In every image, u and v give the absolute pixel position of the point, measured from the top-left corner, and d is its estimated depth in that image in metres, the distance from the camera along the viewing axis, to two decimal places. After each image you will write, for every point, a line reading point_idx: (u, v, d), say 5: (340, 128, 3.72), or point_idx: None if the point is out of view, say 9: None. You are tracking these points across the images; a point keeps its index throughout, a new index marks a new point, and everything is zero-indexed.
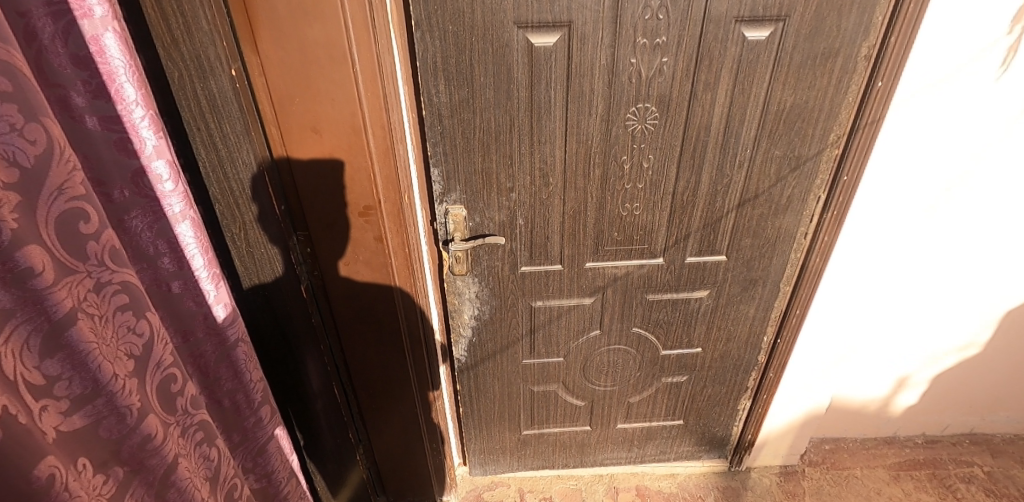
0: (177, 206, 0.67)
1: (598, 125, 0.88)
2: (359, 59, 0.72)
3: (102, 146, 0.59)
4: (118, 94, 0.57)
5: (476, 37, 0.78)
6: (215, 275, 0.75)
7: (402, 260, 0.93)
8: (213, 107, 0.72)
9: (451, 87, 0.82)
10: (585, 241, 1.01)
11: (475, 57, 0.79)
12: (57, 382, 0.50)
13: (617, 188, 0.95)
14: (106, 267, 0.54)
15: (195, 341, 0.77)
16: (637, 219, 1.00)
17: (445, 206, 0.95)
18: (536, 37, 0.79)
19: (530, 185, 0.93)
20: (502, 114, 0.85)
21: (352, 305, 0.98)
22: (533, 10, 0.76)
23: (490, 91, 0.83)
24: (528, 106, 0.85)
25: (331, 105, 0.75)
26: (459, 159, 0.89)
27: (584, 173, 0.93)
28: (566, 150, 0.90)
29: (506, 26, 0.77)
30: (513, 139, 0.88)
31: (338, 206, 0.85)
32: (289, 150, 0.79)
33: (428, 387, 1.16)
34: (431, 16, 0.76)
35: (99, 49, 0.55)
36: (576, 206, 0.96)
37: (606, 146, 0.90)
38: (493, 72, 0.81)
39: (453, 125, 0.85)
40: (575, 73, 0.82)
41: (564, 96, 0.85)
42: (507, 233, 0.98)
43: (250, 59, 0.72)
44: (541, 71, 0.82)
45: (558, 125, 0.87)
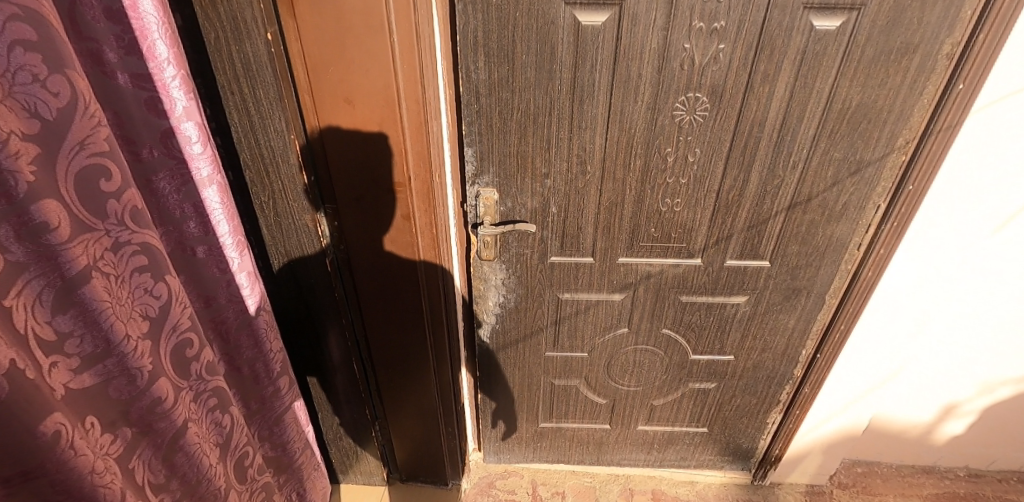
0: (205, 170, 0.66)
1: (644, 113, 0.83)
2: (398, 29, 0.69)
3: (132, 104, 0.58)
4: (150, 51, 0.56)
5: (520, 12, 0.73)
6: (241, 243, 0.74)
7: (428, 239, 0.91)
8: (247, 71, 0.71)
9: (491, 63, 0.78)
10: (619, 235, 0.96)
11: (517, 33, 0.75)
12: (68, 340, 0.50)
13: (658, 182, 0.90)
14: (125, 227, 0.54)
15: (217, 307, 0.76)
16: (677, 216, 0.94)
17: (477, 189, 0.91)
18: (584, 15, 0.74)
19: (566, 172, 0.88)
20: (542, 95, 0.81)
21: (377, 283, 0.97)
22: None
23: (531, 71, 0.78)
24: (570, 88, 0.80)
25: (366, 76, 0.73)
26: (493, 140, 0.85)
27: (625, 163, 0.87)
28: (607, 137, 0.85)
29: (553, 1, 0.73)
30: (552, 122, 0.83)
31: (368, 182, 0.83)
32: (322, 120, 0.77)
33: (446, 372, 1.14)
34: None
35: (132, 4, 0.53)
36: (613, 197, 0.91)
37: (650, 136, 0.85)
38: (536, 50, 0.76)
39: (490, 103, 0.81)
40: (623, 55, 0.77)
41: (609, 80, 0.80)
42: (538, 221, 0.94)
43: (286, 23, 0.68)
44: (586, 52, 0.77)
45: (601, 110, 0.82)
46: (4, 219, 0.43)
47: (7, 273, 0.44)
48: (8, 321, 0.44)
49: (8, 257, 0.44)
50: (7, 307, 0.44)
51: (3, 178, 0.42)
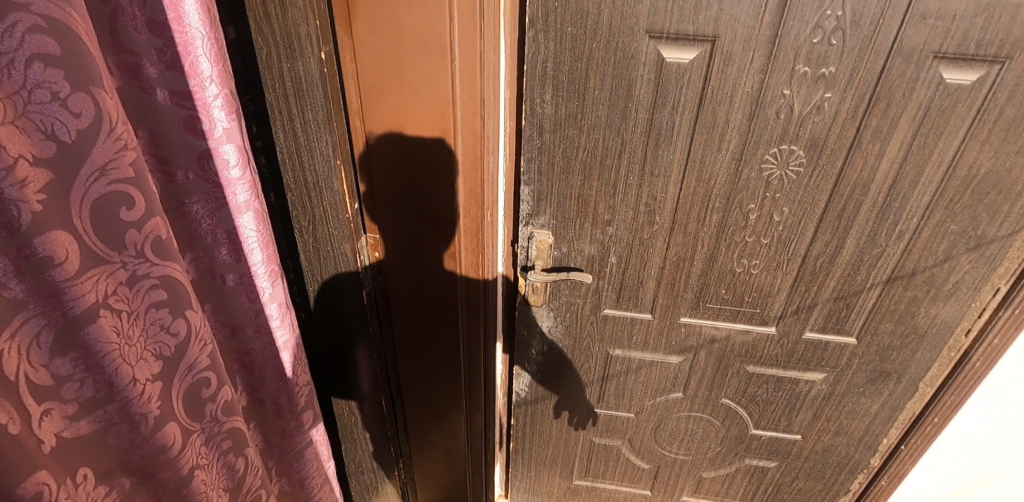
0: (242, 196, 0.60)
1: (727, 164, 0.72)
2: (459, 55, 0.63)
3: (170, 123, 0.53)
4: (193, 67, 0.51)
5: (598, 44, 0.65)
6: (275, 272, 0.68)
7: (473, 273, 0.84)
8: (297, 90, 0.65)
9: (559, 97, 0.70)
10: (684, 294, 0.85)
11: (592, 66, 0.67)
12: (66, 384, 0.44)
13: (736, 240, 0.79)
14: (144, 259, 0.48)
15: (243, 337, 0.71)
16: (754, 279, 0.82)
17: (530, 230, 0.82)
18: (669, 50, 0.65)
19: (631, 221, 0.78)
20: (613, 135, 0.72)
21: (413, 313, 0.90)
22: (671, 19, 0.63)
23: (604, 108, 0.70)
24: (645, 130, 0.71)
25: (419, 104, 0.68)
26: (553, 179, 0.77)
27: (699, 217, 0.77)
28: (682, 187, 0.75)
29: (635, 34, 0.64)
30: (621, 166, 0.74)
31: (410, 214, 0.78)
32: (371, 136, 0.72)
33: (479, 416, 1.06)
34: (549, 13, 0.64)
35: (177, 16, 0.48)
36: (681, 252, 0.80)
37: (732, 189, 0.74)
38: (611, 86, 0.68)
39: (554, 140, 0.73)
40: (710, 98, 0.67)
41: (691, 125, 0.70)
42: (594, 270, 0.85)
43: (343, 43, 0.65)
44: (668, 92, 0.68)
45: (678, 156, 0.72)
46: (2, 251, 0.38)
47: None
48: None
49: (4, 294, 0.39)
50: None
51: (5, 207, 0.37)
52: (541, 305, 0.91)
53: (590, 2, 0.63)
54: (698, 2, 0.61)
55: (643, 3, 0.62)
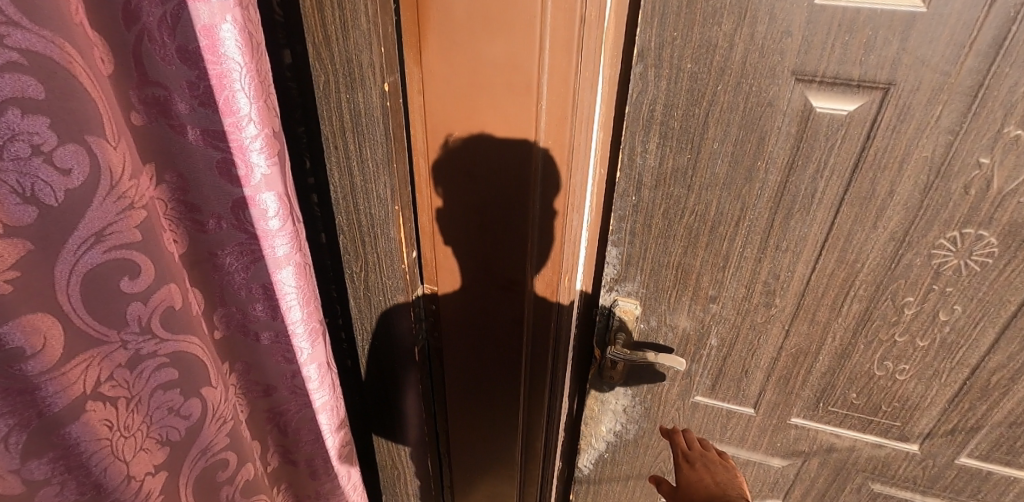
0: (282, 249, 0.51)
1: (882, 246, 0.55)
2: (548, 94, 0.51)
3: (202, 166, 0.45)
4: (228, 104, 0.42)
5: (725, 86, 0.51)
6: (317, 331, 0.59)
7: (540, 342, 0.71)
8: (356, 124, 0.56)
9: (666, 147, 0.56)
10: (798, 393, 0.68)
11: (714, 112, 0.53)
12: (43, 489, 0.37)
13: (881, 338, 0.61)
14: (150, 336, 0.40)
15: (277, 398, 0.63)
16: (898, 386, 0.64)
17: (614, 296, 0.69)
18: (822, 100, 0.49)
19: (739, 300, 0.63)
20: (730, 198, 0.57)
21: (468, 376, 0.78)
22: (831, 58, 0.47)
23: (723, 164, 0.55)
24: (775, 196, 0.55)
25: (495, 148, 0.56)
26: (647, 243, 0.63)
27: (834, 305, 0.60)
28: (816, 267, 0.58)
29: (777, 76, 0.49)
30: (736, 236, 0.59)
31: (480, 275, 0.66)
32: (454, 139, 0.57)
33: (532, 490, 0.92)
34: (664, 45, 0.51)
35: (211, 45, 0.40)
36: (801, 342, 0.64)
37: (886, 277, 0.57)
38: (736, 138, 0.53)
39: (654, 198, 0.60)
40: (871, 162, 0.51)
41: (841, 193, 0.53)
42: (687, 351, 0.70)
43: (410, 71, 0.54)
44: (814, 150, 0.52)
45: (816, 230, 0.56)
46: None
47: None
48: None
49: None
50: None
51: None
52: (618, 382, 0.77)
53: (721, 33, 0.49)
54: (872, 37, 0.45)
55: (793, 37, 0.47)
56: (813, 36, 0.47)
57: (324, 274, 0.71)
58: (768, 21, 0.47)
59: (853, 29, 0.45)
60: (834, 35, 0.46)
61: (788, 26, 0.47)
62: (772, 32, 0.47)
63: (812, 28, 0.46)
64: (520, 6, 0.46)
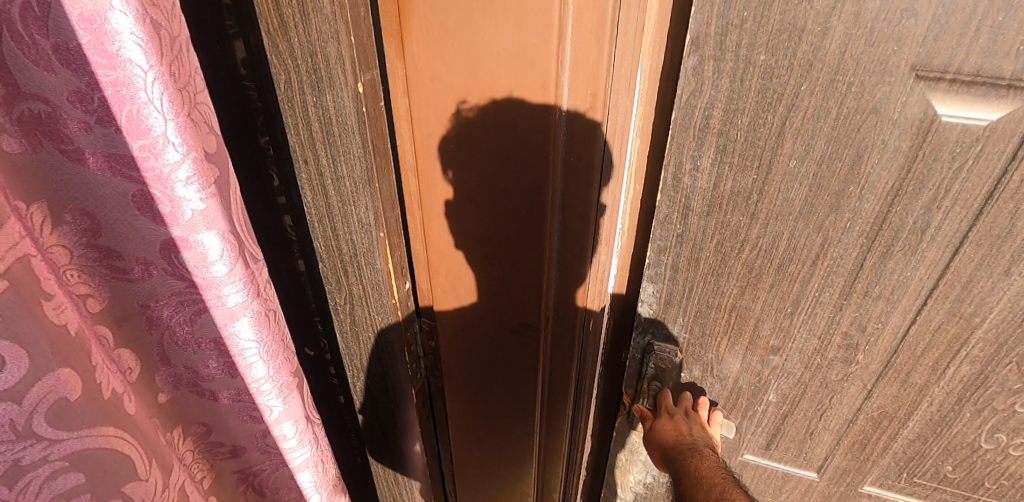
0: (233, 299, 0.40)
1: (1015, 296, 0.51)
2: (569, 98, 0.41)
3: (115, 201, 0.35)
4: (134, 123, 0.31)
5: (812, 85, 0.43)
6: (290, 384, 0.48)
7: (559, 396, 0.64)
8: (328, 135, 0.45)
9: (724, 163, 0.50)
10: (877, 460, 0.73)
11: (793, 121, 0.46)
12: None
13: (997, 407, 0.61)
14: (33, 440, 0.30)
15: (248, 458, 0.53)
16: (1009, 462, 0.65)
17: (648, 341, 0.68)
18: (950, 106, 0.42)
19: (808, 354, 0.63)
20: (808, 230, 0.52)
21: (476, 425, 0.72)
22: (975, 45, 0.38)
23: (801, 188, 0.50)
24: (871, 224, 0.50)
25: (502, 168, 0.46)
26: (695, 283, 0.61)
27: (935, 367, 0.59)
28: (915, 320, 0.56)
29: (890, 73, 0.41)
30: (813, 272, 0.55)
31: (492, 313, 0.58)
32: (469, 108, 0.43)
33: None
34: (729, 30, 0.42)
35: (97, 41, 0.28)
36: (888, 408, 0.66)
37: (1011, 338, 0.54)
38: (833, 156, 0.47)
39: (704, 225, 0.55)
40: (1014, 191, 0.45)
41: (968, 227, 0.48)
42: (741, 405, 0.72)
43: (393, 66, 0.43)
44: (929, 175, 0.46)
45: (926, 276, 0.53)
46: None
47: None
48: None
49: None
50: None
51: None
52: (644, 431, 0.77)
53: (813, 11, 0.40)
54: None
55: (920, 17, 0.38)
56: (950, 14, 0.37)
57: (306, 307, 0.61)
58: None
59: (1012, 7, 0.36)
60: (983, 11, 0.37)
61: (913, 1, 0.38)
62: (886, 12, 0.38)
63: (949, 10, 0.37)
64: None
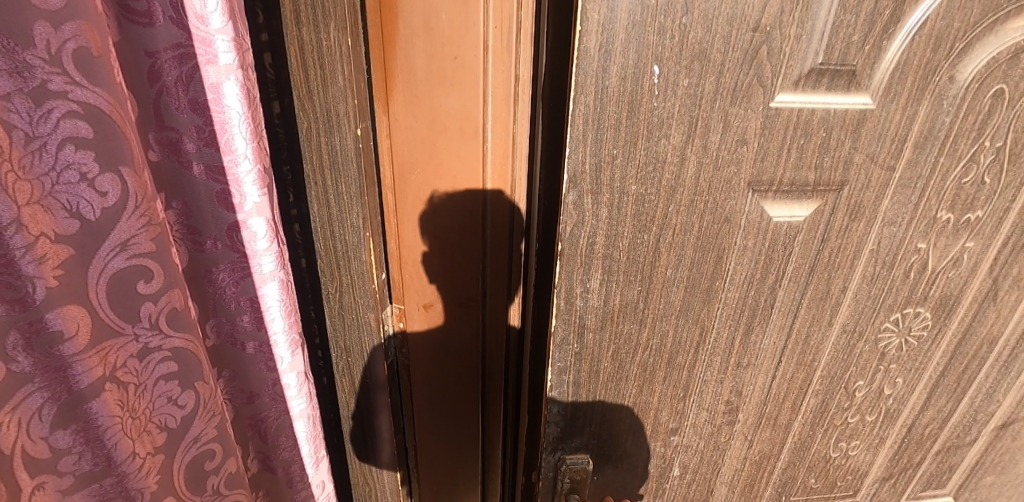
0: (268, 266, 0.59)
1: (837, 338, 0.73)
2: (492, 137, 0.69)
3: (204, 194, 0.55)
4: (227, 145, 0.52)
5: (676, 205, 0.60)
6: (297, 341, 0.66)
7: (495, 344, 0.88)
8: (333, 164, 0.66)
9: (611, 282, 0.65)
10: (761, 493, 0.88)
11: (664, 237, 0.62)
12: (64, 456, 0.46)
13: (837, 423, 0.81)
14: (157, 331, 0.48)
15: (259, 404, 0.70)
16: (850, 461, 0.86)
17: (560, 456, 0.79)
18: (775, 208, 0.62)
19: (700, 427, 0.79)
20: (687, 324, 0.69)
21: (441, 380, 0.94)
22: (789, 161, 0.59)
23: (678, 291, 0.66)
24: (735, 309, 0.68)
25: (451, 182, 0.73)
26: (596, 391, 0.73)
27: (794, 407, 0.78)
28: (775, 377, 0.75)
29: (734, 189, 0.60)
30: (697, 358, 0.72)
31: (445, 288, 0.82)
32: (438, 193, 0.74)
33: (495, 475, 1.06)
34: (602, 167, 0.57)
35: (216, 97, 0.50)
36: (765, 448, 0.82)
37: (843, 371, 0.75)
38: (696, 259, 0.64)
39: (600, 337, 0.68)
40: (825, 263, 0.66)
41: (800, 296, 0.68)
42: (652, 486, 0.85)
43: (379, 119, 0.69)
44: (771, 263, 0.66)
45: (776, 339, 0.72)
46: (16, 326, 0.40)
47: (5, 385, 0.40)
48: None
49: (11, 367, 0.40)
50: None
51: (19, 282, 0.39)
52: None
53: (670, 145, 0.57)
54: (825, 140, 0.58)
55: (749, 146, 0.58)
56: (769, 142, 0.58)
57: (303, 298, 0.79)
58: (721, 132, 0.57)
59: (808, 133, 0.57)
60: (791, 138, 0.58)
61: (742, 136, 0.57)
62: (726, 143, 0.57)
63: (766, 138, 0.57)
64: (468, 70, 0.65)
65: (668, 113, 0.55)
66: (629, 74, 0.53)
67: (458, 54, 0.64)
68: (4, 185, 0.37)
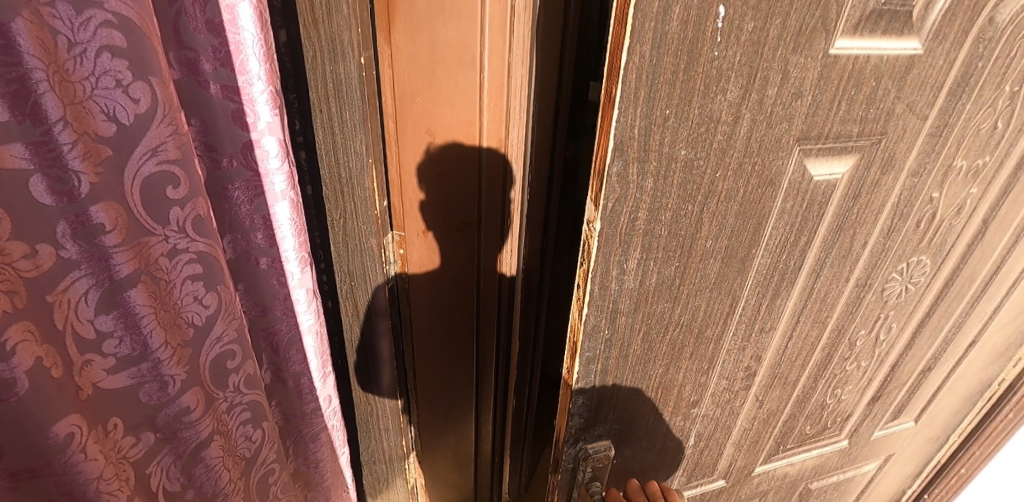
0: (279, 186, 0.64)
1: (850, 293, 0.71)
2: (488, 68, 0.72)
3: (220, 113, 0.59)
4: (242, 66, 0.56)
5: (723, 171, 0.53)
6: (305, 260, 0.73)
7: (488, 270, 0.92)
8: (338, 91, 0.69)
9: (649, 260, 0.57)
10: (763, 447, 0.90)
11: (708, 206, 0.55)
12: (107, 339, 0.52)
13: (833, 373, 0.82)
14: (184, 234, 0.53)
15: (272, 318, 0.75)
16: (843, 407, 0.89)
17: (581, 446, 0.72)
18: (816, 166, 0.56)
19: (721, 393, 0.77)
20: (719, 295, 0.64)
21: (440, 305, 0.98)
22: (838, 114, 0.53)
23: (714, 262, 0.60)
24: (766, 274, 0.64)
25: (448, 112, 0.76)
26: (625, 374, 0.66)
27: (804, 364, 0.78)
28: (792, 336, 0.73)
29: (782, 144, 0.53)
30: (725, 330, 0.68)
31: (441, 215, 0.87)
32: (434, 133, 0.79)
33: (489, 401, 1.11)
34: (651, 131, 0.48)
35: (231, 18, 0.53)
36: (774, 406, 0.83)
37: (840, 320, 0.75)
38: (736, 226, 0.58)
39: (632, 319, 0.61)
40: (853, 220, 0.63)
41: (823, 256, 0.65)
42: (669, 456, 0.81)
43: (381, 48, 0.73)
44: (806, 224, 0.61)
45: (798, 298, 0.69)
46: (63, 216, 0.45)
47: (56, 268, 0.46)
48: (47, 317, 0.47)
49: (60, 253, 0.46)
50: (49, 301, 0.46)
51: (65, 176, 0.44)
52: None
53: (726, 101, 0.49)
54: (874, 90, 0.53)
55: (803, 99, 0.51)
56: (823, 93, 0.51)
57: (309, 224, 0.84)
58: (779, 83, 0.49)
59: (859, 82, 0.51)
60: (842, 90, 0.51)
61: (799, 88, 0.50)
62: (782, 96, 0.50)
63: (821, 90, 0.51)
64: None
65: (726, 64, 0.46)
66: (692, 17, 0.43)
67: None
68: (51, 86, 0.41)
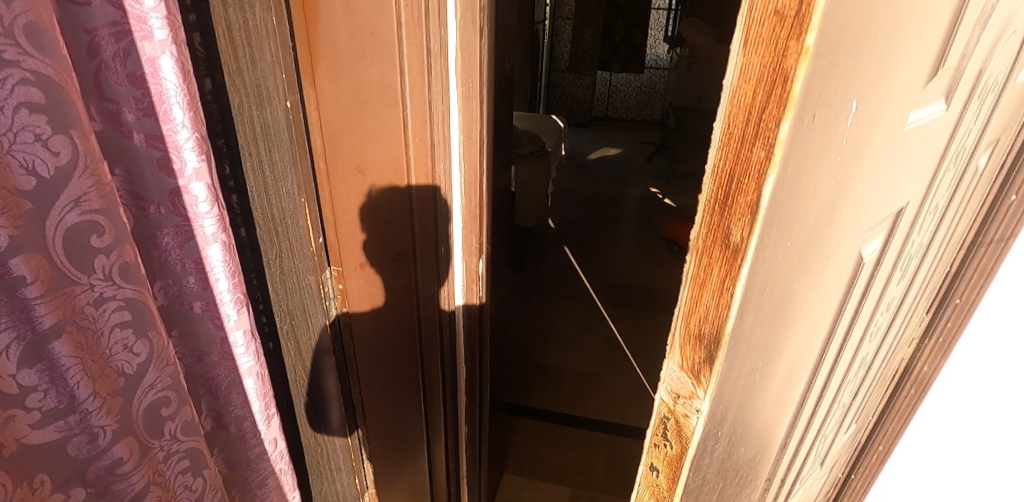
0: (210, 228, 0.66)
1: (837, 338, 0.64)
2: (411, 105, 0.76)
3: (145, 161, 0.60)
4: (166, 115, 0.58)
5: (798, 287, 0.47)
6: (240, 301, 0.73)
7: (426, 302, 0.93)
8: (265, 135, 0.72)
9: (738, 410, 0.49)
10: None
11: (783, 331, 0.49)
12: (31, 393, 0.51)
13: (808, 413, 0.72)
14: (111, 282, 0.54)
15: (210, 363, 0.74)
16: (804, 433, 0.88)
17: None
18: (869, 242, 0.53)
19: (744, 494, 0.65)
20: (772, 408, 0.58)
21: (384, 339, 0.99)
22: (884, 196, 0.50)
23: (773, 381, 0.54)
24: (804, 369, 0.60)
25: (376, 149, 0.80)
26: None
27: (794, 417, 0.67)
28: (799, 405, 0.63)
29: (848, 244, 0.49)
30: (772, 438, 0.62)
31: (377, 247, 0.89)
32: (364, 167, 0.82)
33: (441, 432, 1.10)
34: (770, 271, 0.38)
35: (153, 70, 0.56)
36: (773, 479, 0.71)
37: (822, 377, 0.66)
38: (797, 339, 0.52)
39: (717, 470, 0.53)
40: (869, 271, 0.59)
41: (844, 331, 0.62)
42: None
43: (307, 92, 0.77)
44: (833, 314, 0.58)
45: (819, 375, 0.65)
46: None
47: None
48: None
49: None
50: None
51: None
52: None
53: (827, 217, 0.42)
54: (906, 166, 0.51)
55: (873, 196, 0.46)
56: (882, 185, 0.48)
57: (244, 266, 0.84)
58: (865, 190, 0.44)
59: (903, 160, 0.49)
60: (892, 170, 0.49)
61: (871, 187, 0.46)
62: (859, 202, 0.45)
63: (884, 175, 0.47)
64: (383, 45, 0.72)
65: (837, 173, 0.38)
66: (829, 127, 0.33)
67: (375, 30, 0.72)
68: None
